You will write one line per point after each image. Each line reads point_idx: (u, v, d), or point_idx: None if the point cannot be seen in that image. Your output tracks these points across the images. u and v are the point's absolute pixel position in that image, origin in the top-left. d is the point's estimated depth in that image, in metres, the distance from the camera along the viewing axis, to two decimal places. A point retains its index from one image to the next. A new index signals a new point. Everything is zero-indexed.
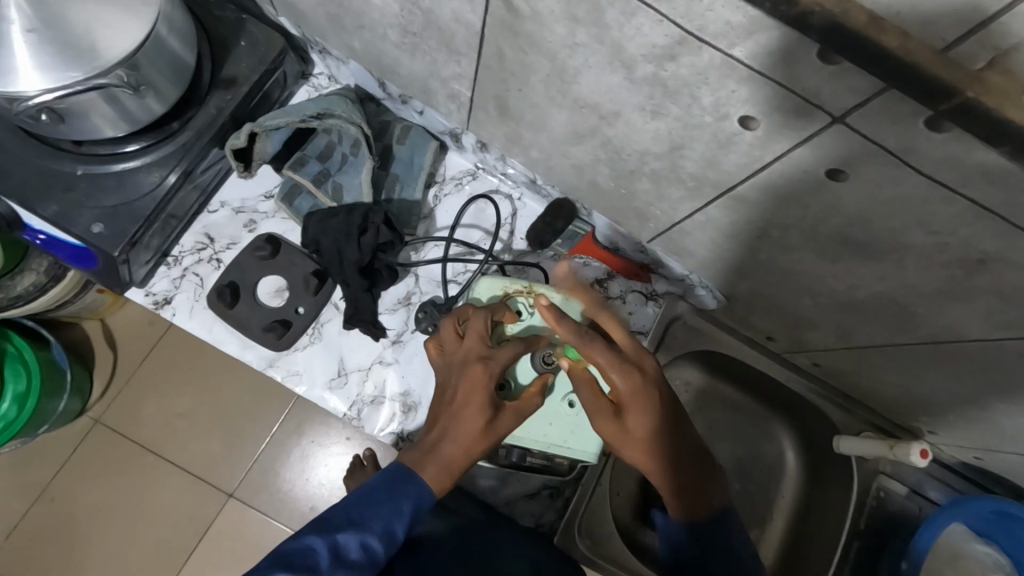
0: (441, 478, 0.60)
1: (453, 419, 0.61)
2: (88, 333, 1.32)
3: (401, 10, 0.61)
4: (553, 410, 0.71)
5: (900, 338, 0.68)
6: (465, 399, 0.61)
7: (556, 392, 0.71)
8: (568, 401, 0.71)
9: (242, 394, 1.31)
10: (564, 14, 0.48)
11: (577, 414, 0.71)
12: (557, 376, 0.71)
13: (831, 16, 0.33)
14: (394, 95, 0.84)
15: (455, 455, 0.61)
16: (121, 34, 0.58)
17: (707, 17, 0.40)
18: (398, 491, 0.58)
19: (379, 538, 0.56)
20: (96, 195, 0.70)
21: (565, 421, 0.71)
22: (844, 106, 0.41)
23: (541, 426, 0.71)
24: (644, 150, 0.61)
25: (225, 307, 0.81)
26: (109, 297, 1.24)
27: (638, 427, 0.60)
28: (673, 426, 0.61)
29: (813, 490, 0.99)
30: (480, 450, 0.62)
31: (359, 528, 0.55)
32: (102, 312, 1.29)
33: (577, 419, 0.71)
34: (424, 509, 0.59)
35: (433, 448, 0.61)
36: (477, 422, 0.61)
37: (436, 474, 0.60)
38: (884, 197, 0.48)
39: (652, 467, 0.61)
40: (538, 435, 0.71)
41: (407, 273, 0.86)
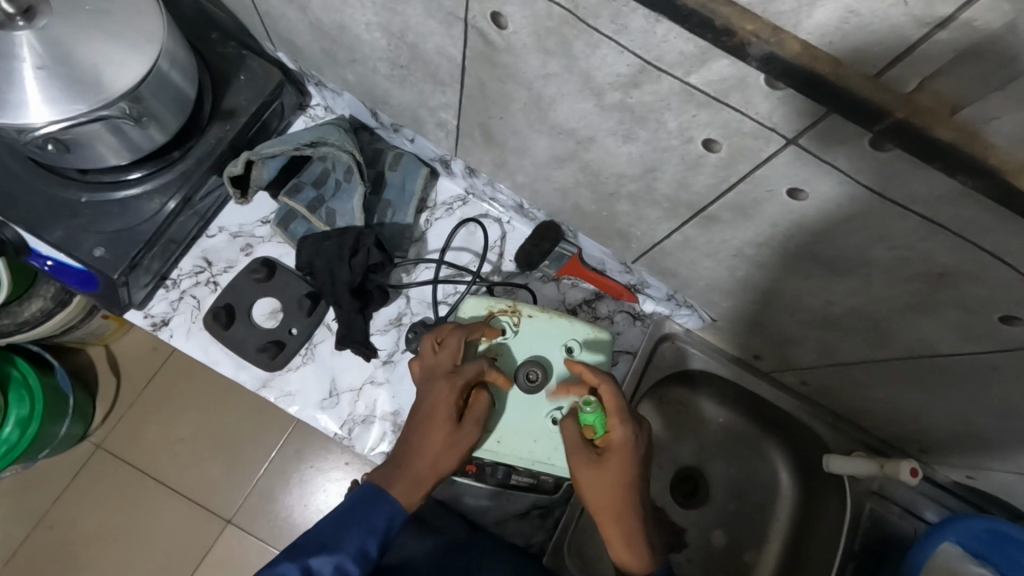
0: (410, 494, 0.65)
1: (419, 435, 0.67)
2: (93, 359, 1.35)
3: (389, 44, 0.65)
4: (537, 426, 0.70)
5: (878, 353, 0.69)
6: (435, 414, 0.66)
7: (542, 406, 0.70)
8: (552, 419, 0.70)
9: (244, 418, 1.34)
10: (536, 47, 0.51)
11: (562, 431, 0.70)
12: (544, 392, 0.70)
13: (767, 46, 0.35)
14: (386, 124, 0.87)
15: (427, 471, 0.66)
16: (125, 70, 0.62)
17: (662, 47, 0.43)
18: (373, 511, 0.63)
19: (353, 560, 0.61)
20: (100, 221, 0.73)
21: (551, 437, 0.70)
22: (796, 127, 0.43)
23: (526, 442, 0.70)
24: (620, 173, 0.64)
25: (221, 328, 0.82)
26: (114, 323, 1.28)
27: (616, 475, 0.63)
28: (641, 479, 0.65)
29: (808, 511, 0.99)
30: (450, 463, 0.67)
31: (333, 551, 0.61)
32: (106, 338, 1.32)
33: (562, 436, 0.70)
34: (397, 526, 0.65)
35: (401, 463, 0.66)
36: (442, 437, 0.66)
37: (407, 492, 0.65)
38: (844, 215, 0.50)
39: (613, 521, 0.64)
40: (524, 451, 0.70)
41: (398, 295, 0.88)
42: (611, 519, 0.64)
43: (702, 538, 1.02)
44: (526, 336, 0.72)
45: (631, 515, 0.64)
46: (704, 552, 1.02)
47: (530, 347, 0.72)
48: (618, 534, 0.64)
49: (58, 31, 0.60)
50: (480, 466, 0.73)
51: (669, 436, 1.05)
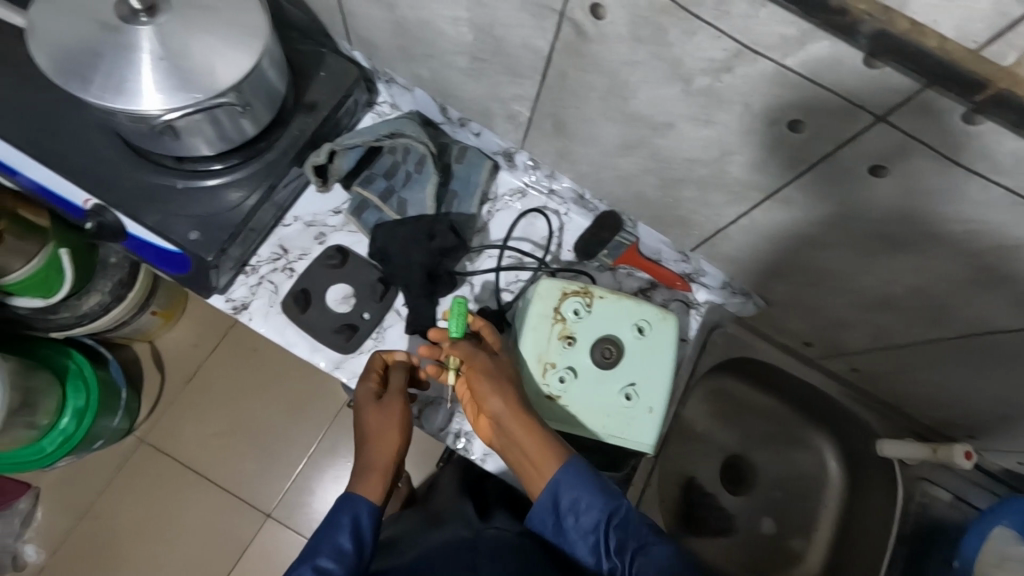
0: (367, 486, 0.71)
1: (361, 434, 0.75)
2: (137, 353, 1.43)
3: (474, 38, 0.69)
4: (610, 401, 0.73)
5: (939, 335, 0.72)
6: (361, 412, 0.76)
7: (615, 383, 0.73)
8: (624, 394, 0.73)
9: (283, 412, 1.43)
10: (629, 35, 0.55)
11: (633, 407, 0.73)
12: (617, 369, 0.74)
13: (879, 23, 0.39)
14: (453, 119, 0.91)
15: (373, 459, 0.73)
16: (236, 63, 0.66)
17: (762, 31, 0.47)
18: (336, 512, 0.69)
19: (328, 557, 0.66)
20: (193, 207, 0.78)
21: (624, 413, 0.73)
22: (887, 105, 0.47)
23: (599, 418, 0.73)
24: (692, 159, 0.67)
25: (298, 311, 0.86)
26: (159, 319, 1.36)
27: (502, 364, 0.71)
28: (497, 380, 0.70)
29: (854, 499, 1.01)
30: (393, 436, 0.74)
31: (310, 559, 0.66)
32: (152, 334, 1.41)
33: (632, 411, 0.73)
34: (366, 517, 0.69)
35: (361, 467, 0.73)
36: (372, 420, 0.75)
37: (367, 487, 0.71)
38: (922, 191, 0.53)
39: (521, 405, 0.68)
40: (599, 425, 0.73)
41: (463, 282, 0.92)
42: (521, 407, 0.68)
43: (750, 527, 1.05)
44: (599, 317, 0.75)
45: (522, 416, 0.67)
46: (754, 540, 1.04)
47: (601, 328, 0.75)
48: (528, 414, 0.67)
49: (175, 26, 0.65)
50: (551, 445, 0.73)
51: (715, 425, 1.08)
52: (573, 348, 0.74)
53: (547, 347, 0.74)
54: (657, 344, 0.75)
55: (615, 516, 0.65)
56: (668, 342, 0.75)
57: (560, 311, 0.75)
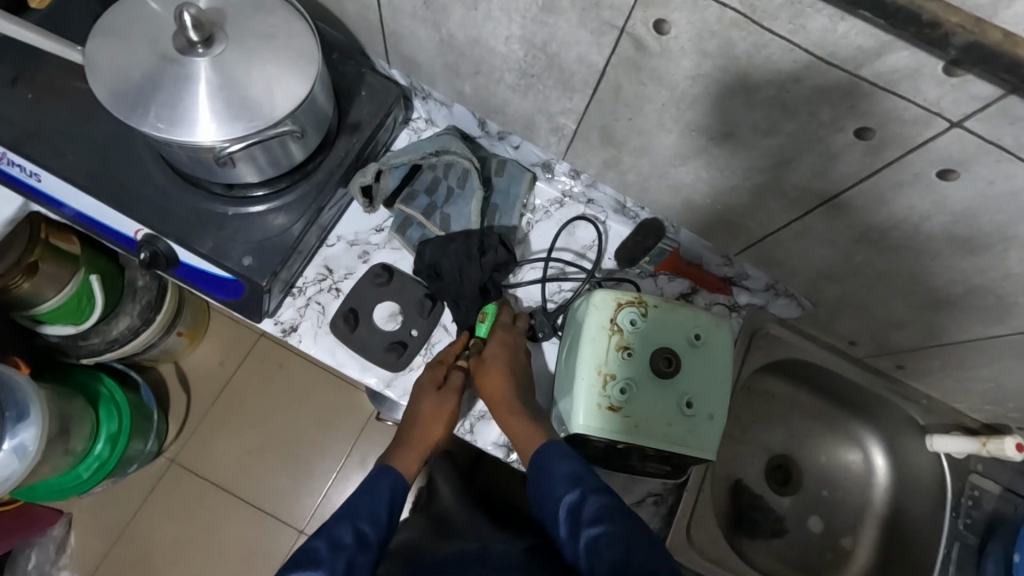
0: (405, 462, 0.80)
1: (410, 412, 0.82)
2: (164, 375, 1.44)
3: (526, 54, 0.69)
4: (672, 411, 0.74)
5: (995, 329, 0.73)
6: (421, 394, 0.82)
7: (675, 391, 0.74)
8: (685, 403, 0.74)
9: (312, 428, 1.43)
10: (694, 49, 0.56)
11: (694, 416, 0.74)
12: (676, 377, 0.75)
13: (971, 35, 0.39)
14: (492, 133, 0.91)
15: (418, 443, 0.80)
16: (293, 89, 0.67)
17: (839, 43, 0.47)
18: (376, 481, 0.76)
19: (367, 524, 0.71)
20: (244, 233, 0.78)
21: (685, 421, 0.74)
22: (963, 111, 0.47)
23: (661, 427, 0.73)
24: (750, 166, 0.67)
25: (348, 331, 0.86)
26: (184, 339, 1.37)
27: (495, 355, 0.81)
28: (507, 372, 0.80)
29: (902, 493, 1.02)
30: (439, 428, 0.80)
31: (350, 520, 0.70)
32: (178, 354, 1.41)
33: (694, 420, 0.74)
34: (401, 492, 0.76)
35: (401, 443, 0.81)
36: (427, 403, 0.81)
37: (404, 461, 0.80)
38: (992, 193, 0.54)
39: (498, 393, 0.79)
40: (662, 434, 0.73)
41: (507, 294, 0.93)
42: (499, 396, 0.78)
43: (799, 525, 1.05)
44: (654, 326, 0.76)
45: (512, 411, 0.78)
46: (804, 538, 1.04)
47: (658, 338, 0.76)
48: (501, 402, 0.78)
49: (231, 55, 0.65)
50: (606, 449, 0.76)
51: (757, 425, 1.08)
52: (632, 358, 0.74)
53: (606, 358, 0.74)
54: (712, 352, 0.77)
55: (567, 503, 0.67)
56: (723, 351, 0.77)
57: (616, 321, 0.75)
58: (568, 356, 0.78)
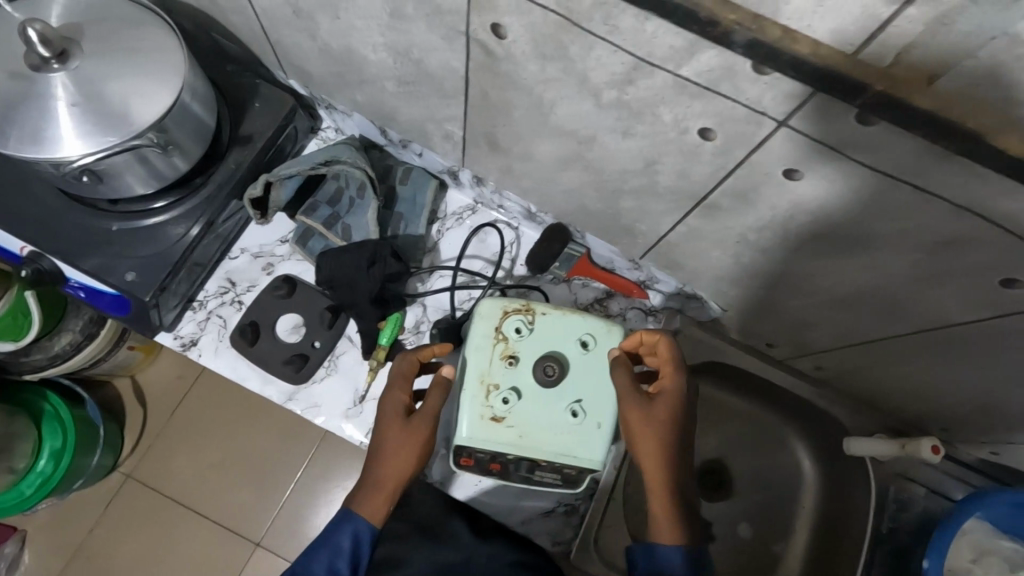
0: (372, 507, 0.68)
1: (380, 446, 0.69)
2: (121, 391, 1.43)
3: (395, 62, 0.68)
4: (557, 419, 0.72)
5: (889, 330, 0.71)
6: (387, 429, 0.69)
7: (561, 400, 0.72)
8: (572, 411, 0.72)
9: (271, 440, 1.42)
10: (534, 53, 0.54)
11: (581, 423, 0.72)
12: (561, 385, 0.73)
13: (749, 32, 0.38)
14: (394, 141, 0.91)
15: (383, 480, 0.68)
16: (153, 101, 0.65)
17: (653, 43, 0.46)
18: (336, 532, 0.67)
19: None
20: (131, 248, 0.77)
21: (571, 429, 0.72)
22: (786, 109, 0.46)
23: (545, 436, 0.71)
24: (622, 169, 0.66)
25: (247, 344, 0.85)
26: (140, 352, 1.33)
27: (661, 420, 0.68)
28: (673, 441, 0.67)
29: (832, 497, 0.99)
30: (412, 466, 0.69)
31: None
32: (135, 367, 1.39)
33: (581, 427, 0.72)
34: (365, 542, 0.67)
35: (367, 485, 0.69)
36: (400, 439, 0.68)
37: (371, 508, 0.67)
38: (839, 192, 0.52)
39: (663, 465, 0.67)
40: (547, 444, 0.71)
41: (415, 303, 0.91)
42: (658, 468, 0.67)
43: (730, 532, 1.01)
44: (541, 333, 0.74)
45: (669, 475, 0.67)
46: (734, 546, 1.01)
47: (546, 345, 0.74)
48: (662, 477, 0.67)
49: (87, 70, 0.65)
50: (504, 464, 0.75)
51: None
52: (515, 367, 0.73)
53: (490, 367, 0.73)
54: (602, 358, 0.74)
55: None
56: None
57: (501, 330, 0.74)
58: (457, 366, 0.77)
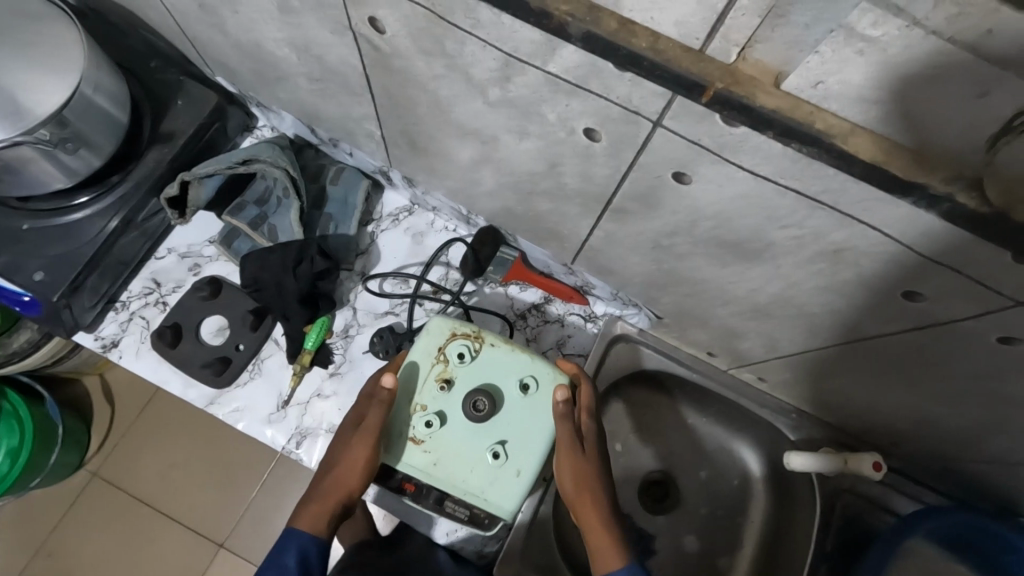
0: (317, 518, 0.65)
1: (333, 458, 0.68)
2: (89, 389, 1.42)
3: (301, 58, 0.66)
4: (477, 457, 0.67)
5: (814, 340, 0.67)
6: (342, 441, 0.68)
7: (484, 437, 0.68)
8: (494, 452, 0.67)
9: (238, 441, 1.40)
10: (417, 49, 0.52)
11: (503, 465, 0.67)
12: (489, 423, 0.68)
13: (585, 26, 0.35)
14: (326, 140, 0.89)
15: (332, 491, 0.66)
16: (48, 97, 0.64)
17: (516, 38, 0.43)
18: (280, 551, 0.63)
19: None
20: (43, 247, 0.75)
21: (490, 470, 0.67)
22: (657, 109, 0.43)
23: (458, 470, 0.67)
24: (529, 170, 0.63)
25: (167, 346, 0.83)
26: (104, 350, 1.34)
27: (593, 463, 0.67)
28: (605, 485, 0.66)
29: (779, 512, 0.95)
30: (357, 478, 0.66)
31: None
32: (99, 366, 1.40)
33: (500, 469, 0.67)
34: (309, 556, 0.63)
35: (314, 496, 0.67)
36: (351, 449, 0.66)
37: (314, 519, 0.65)
38: (730, 197, 0.49)
39: (596, 512, 0.64)
40: (460, 482, 0.67)
41: (345, 307, 0.89)
42: (595, 515, 0.64)
43: (674, 546, 0.98)
44: (482, 364, 0.70)
45: (603, 509, 0.65)
46: (677, 560, 0.97)
47: (484, 377, 0.70)
48: (599, 528, 0.64)
49: None
50: (418, 485, 0.71)
51: (633, 440, 1.02)
52: (446, 393, 0.69)
53: (420, 388, 0.69)
54: (542, 402, 0.69)
55: None
56: None
57: (444, 351, 0.70)
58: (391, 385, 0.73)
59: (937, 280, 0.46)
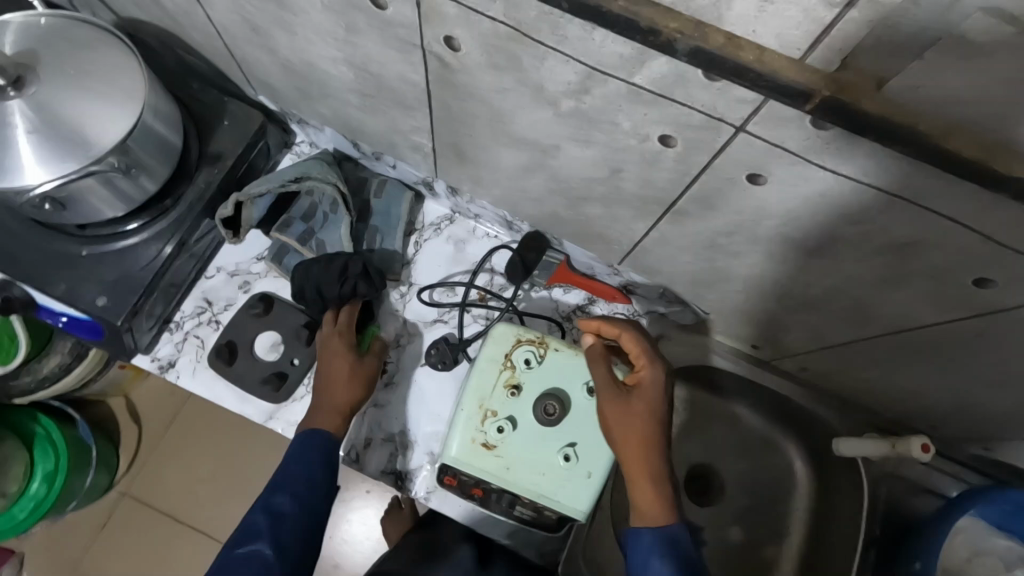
0: (334, 424, 0.75)
1: (329, 377, 0.78)
2: (112, 408, 1.32)
3: (356, 76, 0.67)
4: (547, 459, 0.69)
5: (867, 332, 0.69)
6: (334, 365, 0.78)
7: (553, 441, 0.70)
8: (564, 455, 0.69)
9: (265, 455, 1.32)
10: (488, 64, 0.53)
11: (571, 468, 0.69)
12: (560, 427, 0.70)
13: (692, 41, 0.37)
14: (368, 153, 0.90)
15: (339, 404, 0.76)
16: (113, 126, 0.65)
17: (602, 52, 0.45)
18: (306, 455, 0.71)
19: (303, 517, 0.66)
20: (102, 272, 0.76)
21: (559, 473, 0.69)
22: (741, 115, 0.45)
23: (533, 474, 0.69)
24: (588, 178, 0.65)
25: (224, 364, 0.85)
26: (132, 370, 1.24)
27: (637, 404, 0.64)
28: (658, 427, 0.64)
29: (824, 499, 0.97)
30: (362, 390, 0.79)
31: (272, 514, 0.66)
32: (124, 385, 1.29)
33: (568, 473, 0.69)
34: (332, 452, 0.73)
35: (320, 407, 0.76)
36: (351, 367, 0.79)
37: (331, 423, 0.75)
38: (803, 196, 0.50)
39: (637, 456, 0.62)
40: (531, 486, 0.69)
41: (395, 317, 0.91)
42: (635, 458, 0.62)
43: (721, 538, 0.99)
44: (550, 369, 0.72)
45: (648, 462, 0.62)
46: (724, 551, 0.99)
47: (551, 382, 0.72)
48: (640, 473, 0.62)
49: (45, 98, 0.64)
50: (486, 492, 0.73)
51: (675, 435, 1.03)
52: (516, 399, 0.71)
53: (490, 394, 0.71)
54: None
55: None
56: None
57: (510, 357, 0.72)
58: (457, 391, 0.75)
59: (1008, 268, 0.47)
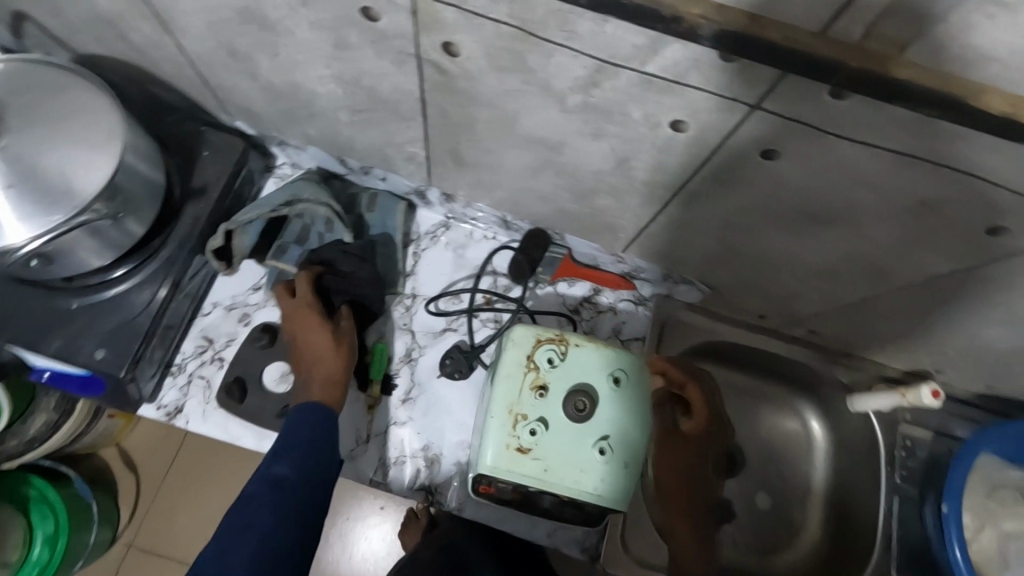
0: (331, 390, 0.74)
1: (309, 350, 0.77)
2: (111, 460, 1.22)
3: (346, 92, 0.66)
4: (584, 455, 0.69)
5: (879, 290, 0.70)
6: (308, 336, 0.77)
7: (587, 436, 0.69)
8: (599, 448, 0.69)
9: None
10: (491, 67, 0.52)
11: (608, 461, 0.69)
12: (591, 422, 0.70)
13: (716, 26, 0.37)
14: (356, 168, 0.88)
15: (329, 371, 0.75)
16: (95, 172, 0.61)
17: (615, 44, 0.44)
18: (302, 427, 0.69)
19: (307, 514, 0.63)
20: (97, 323, 0.73)
21: (598, 468, 0.69)
22: (757, 94, 0.45)
23: (573, 472, 0.68)
24: (595, 170, 0.65)
25: (235, 403, 0.82)
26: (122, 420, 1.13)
27: None
28: None
29: (843, 455, 0.99)
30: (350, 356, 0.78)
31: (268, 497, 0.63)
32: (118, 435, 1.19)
33: (606, 465, 0.69)
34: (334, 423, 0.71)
35: (311, 378, 0.75)
36: (328, 334, 0.77)
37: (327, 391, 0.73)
38: (819, 166, 0.51)
39: None
40: (572, 485, 0.68)
41: (403, 332, 0.89)
42: None
43: (750, 507, 1.00)
44: (573, 365, 0.72)
45: None
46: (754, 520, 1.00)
47: (576, 376, 0.71)
48: None
49: (19, 150, 0.60)
50: (526, 495, 0.72)
51: None
52: (544, 400, 0.70)
53: (519, 397, 0.70)
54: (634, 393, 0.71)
55: None
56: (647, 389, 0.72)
57: (533, 359, 0.72)
58: (482, 397, 0.75)
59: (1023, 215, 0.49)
